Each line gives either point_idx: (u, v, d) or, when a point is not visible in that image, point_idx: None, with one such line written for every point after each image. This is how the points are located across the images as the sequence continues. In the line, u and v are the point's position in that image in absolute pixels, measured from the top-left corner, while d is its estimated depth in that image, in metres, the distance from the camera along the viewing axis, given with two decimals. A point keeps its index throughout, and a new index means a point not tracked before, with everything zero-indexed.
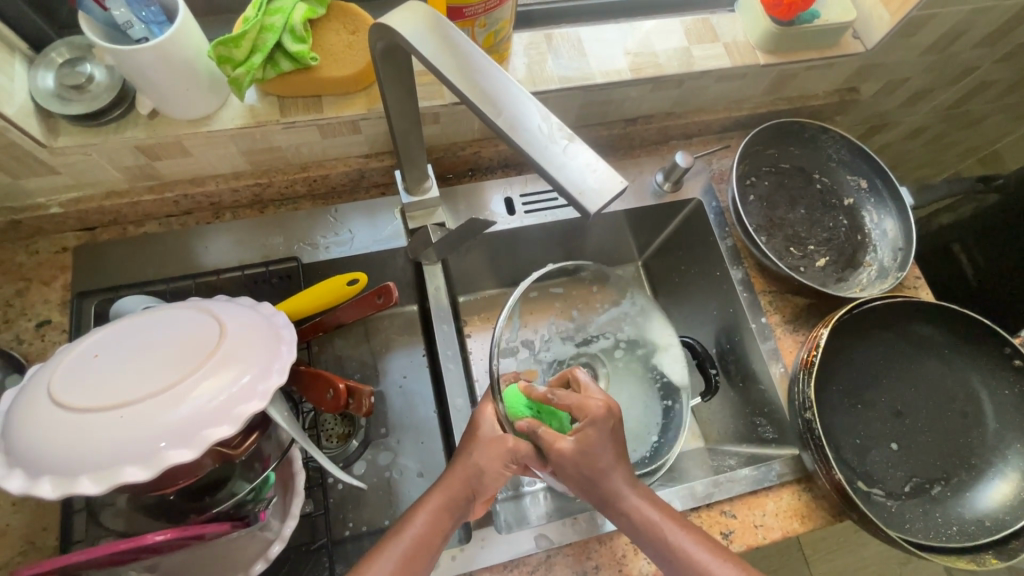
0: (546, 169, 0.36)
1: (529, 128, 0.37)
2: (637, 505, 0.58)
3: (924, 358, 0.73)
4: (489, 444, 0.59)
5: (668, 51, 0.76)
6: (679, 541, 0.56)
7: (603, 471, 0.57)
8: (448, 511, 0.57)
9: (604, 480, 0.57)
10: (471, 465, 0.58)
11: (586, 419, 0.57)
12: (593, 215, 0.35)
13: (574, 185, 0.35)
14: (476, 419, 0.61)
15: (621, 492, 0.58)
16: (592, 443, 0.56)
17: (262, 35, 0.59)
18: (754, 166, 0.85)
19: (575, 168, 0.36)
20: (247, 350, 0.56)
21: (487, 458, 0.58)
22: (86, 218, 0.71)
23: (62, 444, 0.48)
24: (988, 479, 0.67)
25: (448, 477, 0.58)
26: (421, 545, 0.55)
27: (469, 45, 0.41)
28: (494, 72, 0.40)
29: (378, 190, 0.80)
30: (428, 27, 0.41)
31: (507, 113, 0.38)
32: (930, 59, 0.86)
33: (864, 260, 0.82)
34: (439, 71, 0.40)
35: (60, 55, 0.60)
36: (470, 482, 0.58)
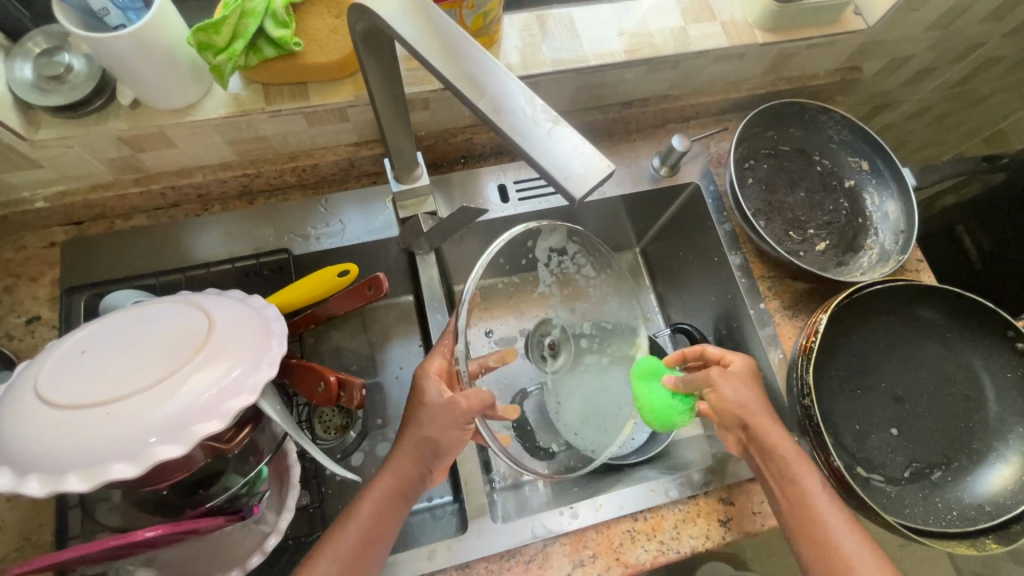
0: (529, 154, 0.34)
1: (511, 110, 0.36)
2: (766, 431, 0.63)
3: (926, 342, 0.72)
4: (444, 408, 0.58)
5: (664, 32, 0.74)
6: (810, 481, 0.61)
7: (753, 409, 0.64)
8: (400, 486, 0.59)
9: (755, 420, 0.64)
10: (420, 434, 0.59)
11: (732, 373, 0.66)
12: (578, 200, 0.33)
13: (558, 169, 0.34)
14: (421, 381, 0.61)
15: (770, 431, 0.63)
16: (730, 385, 0.66)
17: (243, 19, 0.57)
18: (752, 149, 0.83)
19: (559, 152, 0.34)
20: (238, 342, 0.55)
21: (439, 424, 0.58)
22: (73, 212, 0.70)
23: (48, 442, 0.47)
24: (988, 464, 0.67)
25: (404, 453, 0.59)
26: (374, 526, 0.57)
27: (452, 25, 0.39)
28: (476, 53, 0.38)
29: (370, 179, 0.79)
30: (408, 9, 0.40)
31: (490, 96, 0.36)
32: (934, 35, 0.84)
33: (865, 243, 0.81)
34: (421, 55, 0.38)
35: (37, 45, 0.59)
36: (426, 454, 0.59)
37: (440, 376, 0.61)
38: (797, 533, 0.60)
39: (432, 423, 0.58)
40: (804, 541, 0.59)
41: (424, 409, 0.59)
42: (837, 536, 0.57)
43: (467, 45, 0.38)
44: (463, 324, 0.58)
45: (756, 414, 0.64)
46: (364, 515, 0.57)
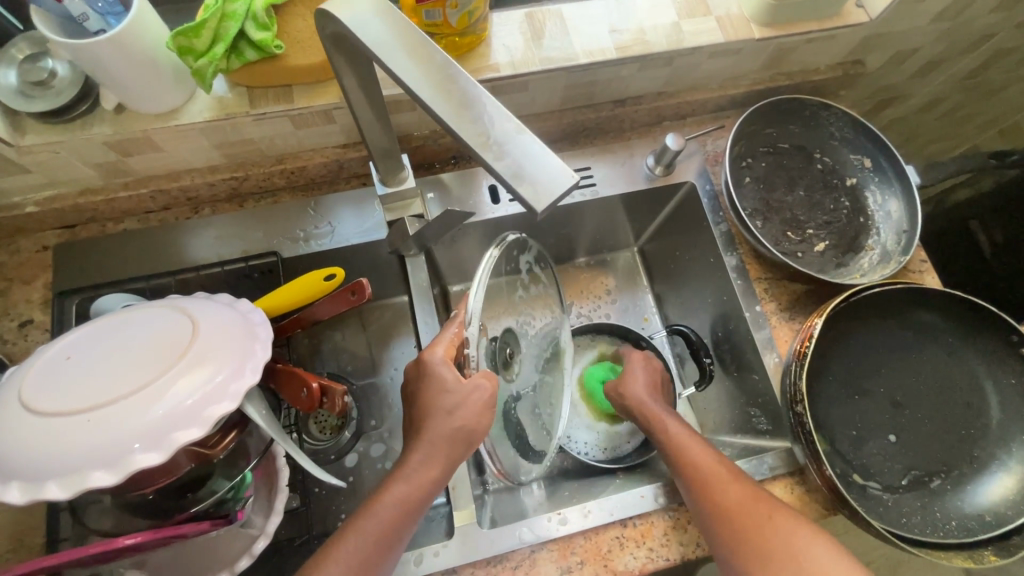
0: (488, 162, 0.33)
1: (471, 118, 0.35)
2: (661, 414, 0.70)
3: (927, 346, 0.70)
4: (464, 398, 0.57)
5: (657, 28, 0.72)
6: (707, 463, 0.62)
7: (646, 401, 0.72)
8: (432, 476, 0.58)
9: (648, 411, 0.71)
10: (445, 426, 0.57)
11: (632, 364, 0.78)
12: (537, 211, 0.32)
13: (513, 178, 0.33)
14: (432, 366, 0.58)
15: (662, 420, 0.69)
16: (635, 380, 0.75)
17: (224, 23, 0.57)
18: (750, 147, 0.81)
19: (517, 161, 0.33)
20: (222, 347, 0.55)
21: (464, 414, 0.57)
22: (64, 217, 0.70)
23: (29, 449, 0.47)
24: (990, 473, 0.65)
25: (441, 443, 0.58)
26: (394, 523, 0.56)
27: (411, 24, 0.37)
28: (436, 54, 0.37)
29: (360, 181, 0.78)
30: (368, 8, 0.38)
31: (448, 101, 0.35)
32: (941, 27, 0.81)
33: (866, 243, 0.78)
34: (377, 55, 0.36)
35: (21, 51, 0.59)
36: (452, 447, 0.58)
37: (450, 365, 0.58)
38: (698, 510, 0.61)
39: (454, 415, 0.57)
40: (705, 520, 0.60)
41: (445, 400, 0.57)
42: (724, 503, 0.59)
43: (426, 47, 0.36)
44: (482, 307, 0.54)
45: (649, 407, 0.71)
46: (385, 512, 0.56)
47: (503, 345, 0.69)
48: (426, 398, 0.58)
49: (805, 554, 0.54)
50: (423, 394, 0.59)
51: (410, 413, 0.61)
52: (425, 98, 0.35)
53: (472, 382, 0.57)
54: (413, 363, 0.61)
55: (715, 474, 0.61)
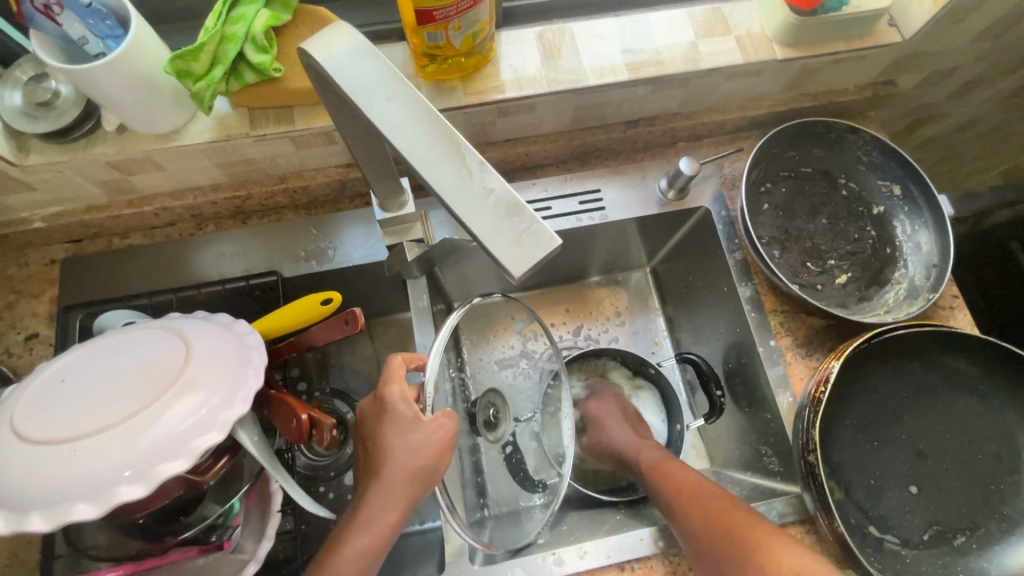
0: (466, 226, 0.32)
1: (452, 172, 0.33)
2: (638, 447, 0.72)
3: (954, 392, 0.65)
4: (424, 437, 0.56)
5: (673, 48, 0.69)
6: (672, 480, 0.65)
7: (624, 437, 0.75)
8: (390, 521, 0.56)
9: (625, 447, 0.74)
10: (406, 467, 0.55)
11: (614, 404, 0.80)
12: (514, 280, 0.31)
13: (490, 242, 0.31)
14: (387, 406, 0.58)
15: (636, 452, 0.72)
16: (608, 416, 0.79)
17: (223, 45, 0.56)
18: (770, 171, 0.78)
19: (495, 223, 0.31)
20: (214, 374, 0.54)
21: (425, 454, 0.56)
22: (71, 232, 0.71)
23: (17, 477, 0.47)
24: (1020, 533, 0.60)
25: (397, 488, 0.56)
26: (363, 566, 0.55)
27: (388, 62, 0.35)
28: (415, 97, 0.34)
29: (363, 200, 0.77)
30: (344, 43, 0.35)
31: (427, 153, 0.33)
32: (982, 46, 0.76)
33: (892, 276, 0.74)
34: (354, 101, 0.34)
35: (26, 72, 0.59)
36: (414, 489, 0.56)
37: (406, 402, 0.58)
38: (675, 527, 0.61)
39: (414, 455, 0.56)
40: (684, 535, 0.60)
41: (408, 439, 0.56)
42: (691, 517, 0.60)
43: (408, 91, 0.34)
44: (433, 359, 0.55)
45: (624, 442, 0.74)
46: (351, 555, 0.54)
47: (484, 406, 0.70)
48: (384, 437, 0.57)
49: (778, 547, 0.53)
50: (380, 432, 0.58)
51: (366, 453, 0.59)
52: (405, 150, 0.33)
53: (434, 422, 0.56)
54: (369, 400, 0.60)
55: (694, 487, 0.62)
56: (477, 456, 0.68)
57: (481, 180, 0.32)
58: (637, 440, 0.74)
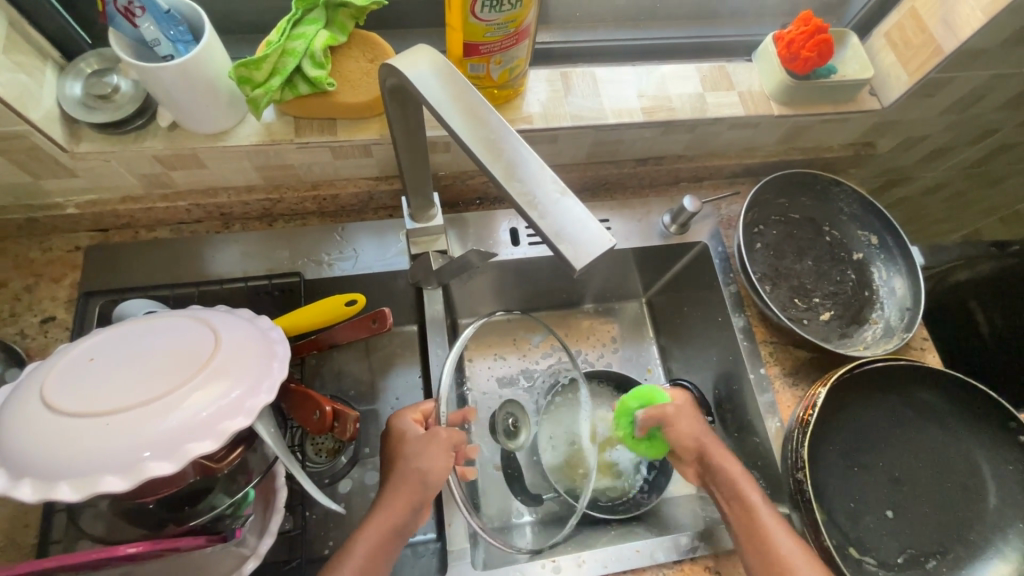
0: (533, 222, 0.36)
1: (520, 179, 0.38)
2: (722, 454, 0.67)
3: (926, 424, 0.71)
4: (425, 443, 0.61)
5: (683, 96, 0.77)
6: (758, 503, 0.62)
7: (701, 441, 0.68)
8: (395, 523, 0.58)
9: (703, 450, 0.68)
10: (407, 471, 0.59)
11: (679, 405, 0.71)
12: (574, 271, 0.35)
13: (558, 239, 0.35)
14: (398, 424, 0.64)
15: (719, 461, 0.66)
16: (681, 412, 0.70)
17: (283, 58, 0.61)
18: (762, 214, 0.85)
19: (560, 224, 0.36)
20: (241, 365, 0.56)
21: (425, 457, 0.60)
22: (101, 220, 0.73)
23: (47, 448, 0.48)
24: (985, 557, 0.65)
25: (396, 491, 0.59)
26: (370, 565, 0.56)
27: (469, 88, 0.41)
28: (492, 118, 0.40)
29: (386, 212, 0.81)
30: (432, 71, 0.42)
31: (503, 162, 0.38)
32: (949, 119, 0.86)
33: (870, 316, 0.81)
34: (438, 113, 0.40)
35: (90, 66, 0.63)
36: (415, 491, 0.59)
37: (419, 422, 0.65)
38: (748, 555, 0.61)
39: (415, 461, 0.60)
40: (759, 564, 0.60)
41: (410, 447, 0.61)
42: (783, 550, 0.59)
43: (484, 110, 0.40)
44: (453, 358, 0.63)
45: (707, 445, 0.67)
46: (357, 555, 0.56)
47: (504, 416, 0.74)
48: (395, 451, 0.62)
49: None
50: (391, 449, 0.63)
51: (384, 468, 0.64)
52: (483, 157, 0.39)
53: (435, 433, 0.62)
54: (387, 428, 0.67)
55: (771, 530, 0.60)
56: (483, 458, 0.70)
57: (548, 187, 0.37)
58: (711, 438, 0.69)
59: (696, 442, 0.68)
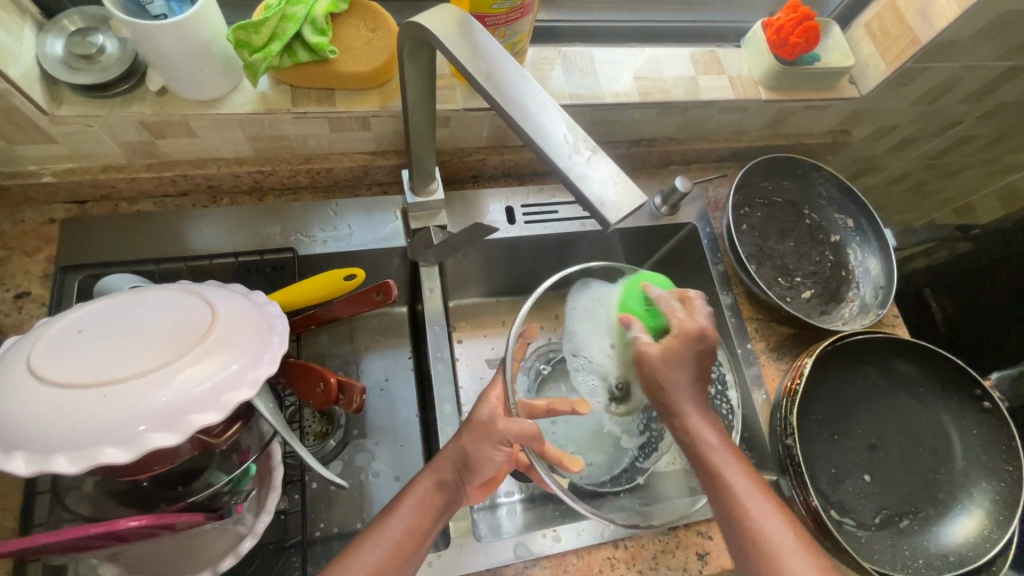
0: (568, 179, 0.37)
1: (554, 138, 0.39)
2: (676, 389, 0.60)
3: (900, 393, 0.76)
4: (480, 431, 0.58)
5: (676, 78, 0.79)
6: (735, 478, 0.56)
7: (675, 389, 0.60)
8: (438, 496, 0.58)
9: (671, 390, 0.60)
10: (454, 451, 0.59)
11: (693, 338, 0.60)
12: (611, 226, 0.36)
13: (594, 196, 0.36)
14: (479, 401, 0.61)
15: (682, 408, 0.60)
16: (676, 356, 0.60)
17: (282, 23, 0.60)
18: (748, 197, 0.88)
19: (595, 180, 0.37)
20: (241, 335, 0.53)
21: (479, 442, 0.58)
22: (78, 191, 0.69)
23: (40, 419, 0.45)
24: (953, 514, 0.70)
25: (438, 463, 0.59)
26: (409, 537, 0.55)
27: (496, 52, 0.43)
28: (522, 82, 0.41)
29: (381, 188, 0.79)
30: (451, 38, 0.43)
31: (534, 122, 0.39)
32: (920, 109, 0.91)
33: (847, 295, 0.85)
34: (467, 74, 0.42)
35: (73, 23, 0.60)
36: (458, 469, 0.58)
37: (500, 403, 0.61)
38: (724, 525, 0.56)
39: (466, 443, 0.58)
40: (737, 544, 0.55)
41: (471, 430, 0.59)
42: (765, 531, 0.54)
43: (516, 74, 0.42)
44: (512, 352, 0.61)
45: (666, 383, 0.60)
46: (401, 523, 0.56)
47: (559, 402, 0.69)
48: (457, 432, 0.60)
49: None
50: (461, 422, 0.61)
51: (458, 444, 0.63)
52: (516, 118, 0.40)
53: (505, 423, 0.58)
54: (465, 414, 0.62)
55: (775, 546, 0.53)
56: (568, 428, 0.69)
57: (582, 145, 0.38)
58: (684, 377, 0.60)
59: (669, 386, 0.60)
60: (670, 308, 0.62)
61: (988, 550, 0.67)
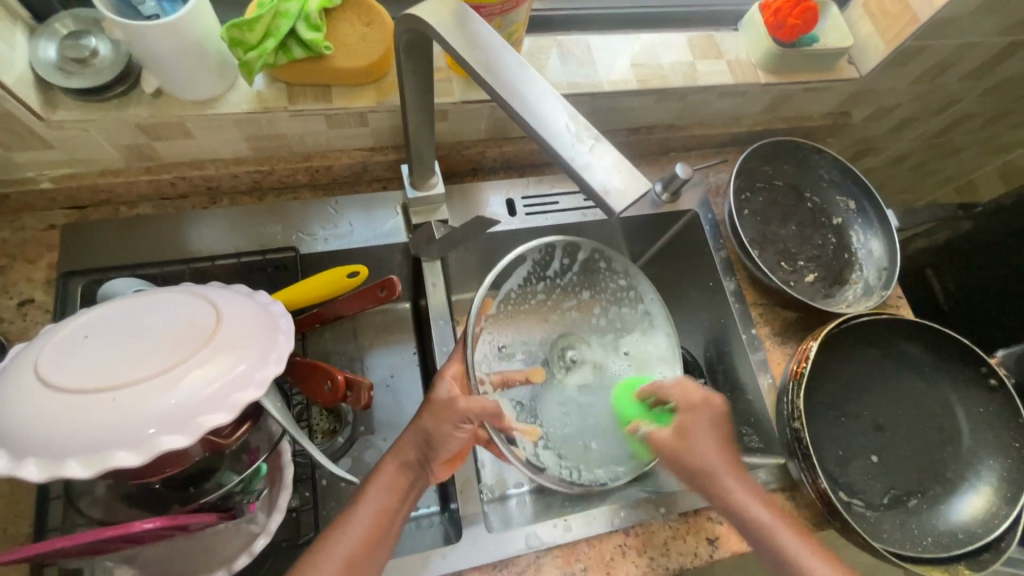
0: (572, 168, 0.37)
1: (557, 127, 0.38)
2: (706, 457, 0.61)
3: (905, 374, 0.76)
4: (441, 409, 0.59)
5: (674, 64, 0.78)
6: (744, 499, 0.60)
7: (717, 477, 0.61)
8: (404, 476, 0.58)
9: (708, 471, 0.61)
10: (415, 431, 0.59)
11: (698, 413, 0.63)
12: (616, 215, 0.36)
13: (598, 184, 0.36)
14: (435, 381, 0.62)
15: (723, 479, 0.61)
16: (692, 428, 0.62)
17: (276, 20, 0.59)
18: (749, 182, 0.87)
19: (599, 168, 0.37)
20: (246, 336, 0.53)
21: (439, 419, 0.58)
22: (77, 196, 0.69)
23: (49, 426, 0.45)
24: (961, 492, 0.70)
25: (401, 443, 0.59)
26: (382, 516, 0.56)
27: (494, 40, 0.42)
28: (521, 71, 0.41)
29: (380, 185, 0.79)
30: (448, 29, 0.42)
31: (536, 111, 0.39)
32: (920, 88, 0.90)
33: (851, 277, 0.85)
34: (465, 65, 0.41)
35: (64, 26, 0.60)
36: (419, 447, 0.59)
37: (456, 380, 0.63)
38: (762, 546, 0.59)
39: (427, 422, 0.59)
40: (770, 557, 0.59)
41: (432, 411, 0.59)
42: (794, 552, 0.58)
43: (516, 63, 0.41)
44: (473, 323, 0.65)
45: (711, 469, 0.60)
46: (372, 505, 0.56)
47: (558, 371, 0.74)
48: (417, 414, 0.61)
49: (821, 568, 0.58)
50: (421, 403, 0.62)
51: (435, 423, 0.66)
52: (519, 107, 0.39)
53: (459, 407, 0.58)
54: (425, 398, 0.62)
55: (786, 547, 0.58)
56: (541, 405, 0.71)
57: (586, 133, 0.37)
58: (710, 451, 0.61)
59: (706, 475, 0.61)
60: (665, 394, 0.65)
61: (997, 527, 0.67)
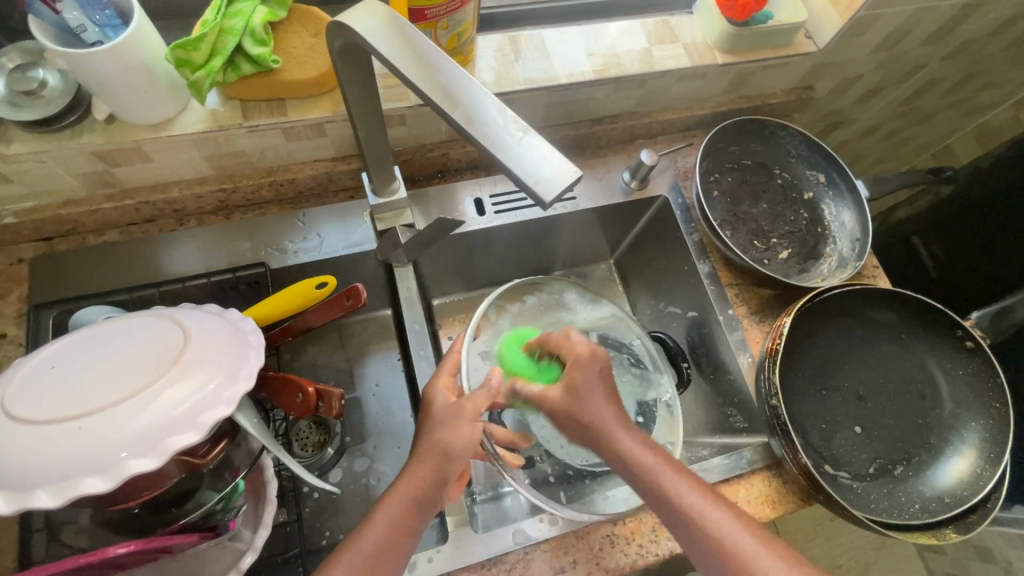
0: (502, 161, 0.37)
1: (486, 124, 0.38)
2: (607, 429, 0.58)
3: (883, 343, 0.76)
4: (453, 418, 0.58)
5: (630, 53, 0.78)
6: (678, 488, 0.55)
7: (605, 426, 0.58)
8: (417, 500, 0.55)
9: (593, 431, 0.58)
10: (434, 445, 0.56)
11: (581, 361, 0.60)
12: (547, 204, 0.36)
13: (529, 176, 0.36)
14: (429, 394, 0.62)
15: (615, 434, 0.57)
16: (580, 385, 0.59)
17: (222, 37, 0.60)
18: (717, 163, 0.87)
19: (531, 158, 0.37)
20: (214, 354, 0.53)
21: (454, 430, 0.57)
22: (43, 228, 0.69)
23: (16, 458, 0.45)
24: (945, 457, 0.70)
25: (418, 461, 0.55)
26: (387, 545, 0.53)
27: (425, 41, 0.42)
28: (452, 69, 0.41)
29: (348, 194, 0.79)
30: (380, 30, 0.43)
31: (464, 107, 0.39)
32: (880, 57, 0.90)
33: (825, 251, 0.85)
34: (397, 68, 0.41)
35: (12, 60, 0.60)
36: (439, 465, 0.55)
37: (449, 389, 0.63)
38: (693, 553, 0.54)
39: (448, 433, 0.57)
40: (706, 562, 0.53)
41: (441, 423, 0.58)
42: (742, 548, 0.52)
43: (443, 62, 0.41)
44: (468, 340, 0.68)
45: (599, 422, 0.57)
46: (378, 529, 0.53)
47: None
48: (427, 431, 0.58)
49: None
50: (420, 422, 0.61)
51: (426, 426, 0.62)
52: (448, 105, 0.40)
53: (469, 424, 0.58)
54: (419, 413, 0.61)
55: (743, 554, 0.52)
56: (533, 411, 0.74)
57: (513, 126, 0.38)
58: (609, 416, 0.58)
59: (587, 420, 0.58)
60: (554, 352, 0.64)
61: (982, 489, 0.67)
